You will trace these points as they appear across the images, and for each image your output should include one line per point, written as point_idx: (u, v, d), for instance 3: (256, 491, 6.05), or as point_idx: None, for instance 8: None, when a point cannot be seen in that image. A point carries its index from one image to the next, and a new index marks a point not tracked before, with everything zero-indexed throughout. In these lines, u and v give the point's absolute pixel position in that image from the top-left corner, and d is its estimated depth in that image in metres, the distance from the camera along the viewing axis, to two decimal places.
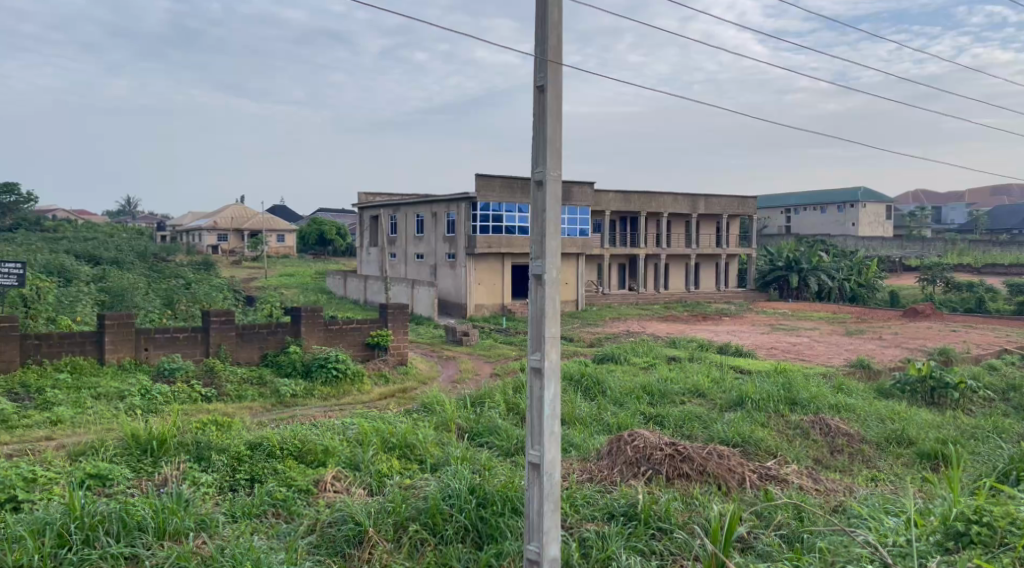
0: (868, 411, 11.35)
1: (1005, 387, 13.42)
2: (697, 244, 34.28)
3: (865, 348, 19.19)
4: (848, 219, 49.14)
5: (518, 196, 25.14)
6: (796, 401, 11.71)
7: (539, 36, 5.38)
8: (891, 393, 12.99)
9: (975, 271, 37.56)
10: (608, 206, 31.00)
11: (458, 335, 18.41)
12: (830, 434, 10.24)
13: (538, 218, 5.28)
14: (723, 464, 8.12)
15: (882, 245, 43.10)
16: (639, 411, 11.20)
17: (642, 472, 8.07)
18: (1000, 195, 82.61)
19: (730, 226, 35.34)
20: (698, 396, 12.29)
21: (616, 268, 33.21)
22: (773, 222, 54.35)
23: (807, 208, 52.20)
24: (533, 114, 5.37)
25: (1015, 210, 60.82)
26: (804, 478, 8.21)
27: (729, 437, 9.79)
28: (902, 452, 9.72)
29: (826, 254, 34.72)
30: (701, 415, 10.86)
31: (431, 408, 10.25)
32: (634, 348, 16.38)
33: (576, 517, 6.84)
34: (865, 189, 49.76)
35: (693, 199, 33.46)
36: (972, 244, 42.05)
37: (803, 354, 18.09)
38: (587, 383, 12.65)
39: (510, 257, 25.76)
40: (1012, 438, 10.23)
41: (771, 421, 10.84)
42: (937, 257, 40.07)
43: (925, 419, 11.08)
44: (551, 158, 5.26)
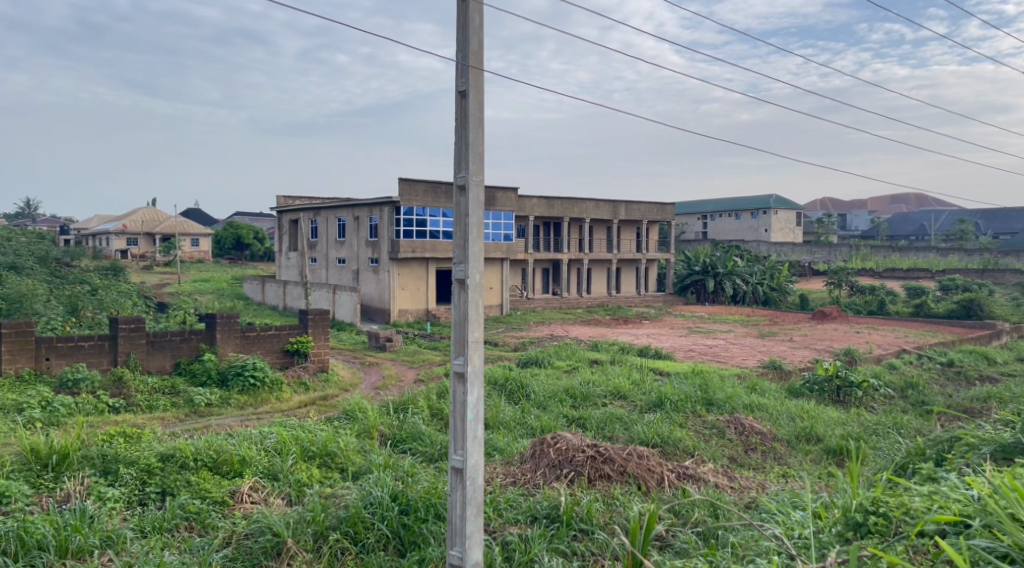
0: (780, 410, 11.82)
1: (904, 384, 14.23)
2: (618, 249, 34.97)
3: (776, 349, 19.98)
4: (761, 226, 50.98)
5: (442, 200, 25.08)
6: (712, 401, 12.09)
7: (459, 40, 5.42)
8: (801, 393, 13.52)
9: (877, 276, 39.60)
10: (531, 211, 31.25)
11: (381, 341, 18.20)
12: (744, 433, 10.61)
13: (462, 221, 5.32)
14: (641, 464, 8.31)
15: (793, 251, 44.90)
16: (562, 414, 11.34)
17: (564, 474, 8.16)
18: (898, 203, 87.49)
19: (649, 231, 36.22)
20: (620, 398, 12.55)
21: (540, 273, 33.46)
22: (690, 228, 55.92)
23: (722, 215, 53.98)
24: (455, 119, 5.41)
25: (912, 217, 64.51)
26: (719, 476, 8.51)
27: (648, 437, 10.03)
28: (811, 449, 10.15)
29: (741, 259, 35.92)
30: (622, 416, 11.08)
31: (353, 415, 10.11)
32: (558, 351, 16.60)
33: (499, 521, 6.91)
34: (776, 196, 51.79)
35: (614, 205, 34.09)
36: (875, 249, 44.22)
37: (719, 355, 18.65)
38: (510, 387, 12.73)
39: (434, 262, 25.63)
40: (909, 432, 10.83)
41: (689, 421, 11.17)
42: (842, 262, 42.06)
43: (832, 416, 11.61)
44: (474, 163, 5.30)
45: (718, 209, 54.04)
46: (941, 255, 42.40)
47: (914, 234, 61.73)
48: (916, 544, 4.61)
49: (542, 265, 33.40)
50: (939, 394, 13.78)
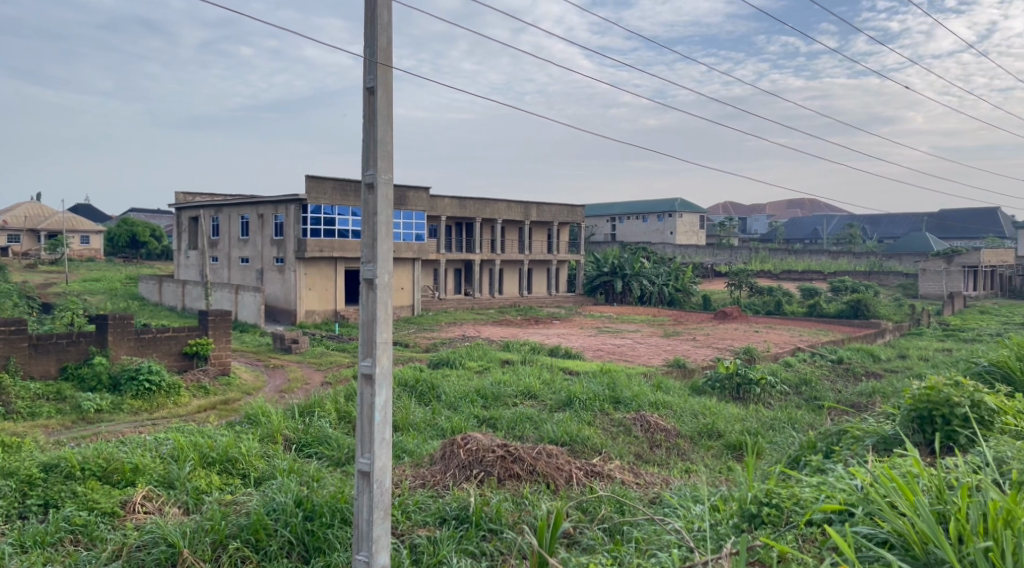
0: (684, 407, 12.18)
1: (799, 381, 14.93)
2: (528, 250, 35.28)
3: (681, 348, 20.59)
4: (666, 228, 52.46)
5: (351, 199, 24.67)
6: (620, 400, 12.34)
7: (368, 35, 5.35)
8: (703, 391, 13.99)
9: (774, 278, 41.40)
10: (443, 210, 31.14)
11: (287, 343, 17.75)
12: (650, 430, 10.89)
13: (370, 220, 5.23)
14: (550, 463, 8.40)
15: (697, 252, 46.43)
16: (473, 414, 11.34)
17: (474, 475, 8.16)
18: (794, 208, 91.83)
19: (560, 233, 36.74)
20: (530, 398, 12.65)
21: (452, 273, 33.34)
22: (598, 230, 56.96)
23: (630, 217, 55.28)
24: (362, 115, 5.32)
25: (807, 222, 67.83)
26: (625, 472, 8.71)
27: (558, 436, 10.15)
28: (713, 444, 10.51)
29: (648, 261, 36.82)
30: (533, 416, 11.17)
31: (256, 419, 9.80)
32: (469, 352, 16.60)
33: (408, 524, 6.88)
34: (682, 199, 53.48)
35: (525, 206, 34.43)
36: (772, 252, 46.19)
37: (627, 354, 19.06)
38: (421, 389, 12.64)
39: (343, 262, 25.19)
40: (803, 427, 11.37)
41: (597, 419, 11.37)
42: (742, 264, 43.78)
43: (732, 413, 12.06)
44: (381, 161, 5.23)
45: (627, 212, 55.31)
46: (831, 257, 44.71)
47: (807, 237, 64.89)
48: (805, 532, 4.84)
49: (454, 266, 33.29)
50: (829, 390, 14.52)
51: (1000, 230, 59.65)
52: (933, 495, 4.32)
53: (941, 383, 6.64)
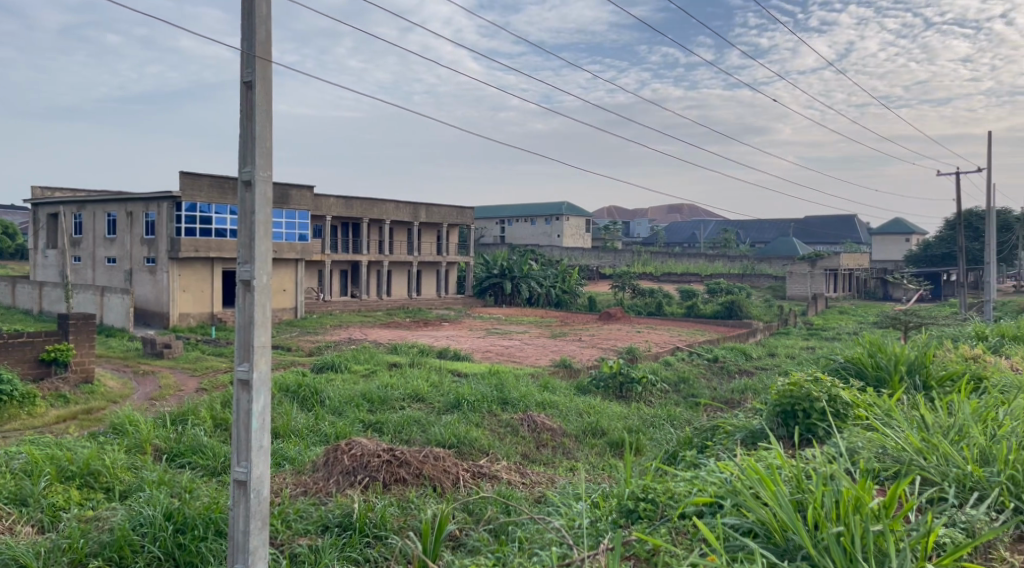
0: (569, 406, 12.41)
1: (677, 379, 15.54)
2: (417, 251, 35.06)
3: (567, 349, 21.00)
4: (554, 231, 53.39)
5: (229, 197, 23.72)
6: (507, 400, 12.44)
7: (245, 28, 5.15)
8: (589, 390, 14.32)
9: (655, 279, 43.05)
10: (328, 210, 30.47)
11: (159, 348, 16.83)
12: (536, 430, 11.03)
13: (247, 218, 5.03)
14: (437, 466, 8.35)
15: (582, 255, 47.53)
16: (358, 419, 11.11)
17: (358, 481, 8.00)
18: (675, 212, 95.67)
19: (450, 235, 36.89)
20: (418, 401, 12.54)
21: (338, 274, 32.59)
22: (488, 232, 57.21)
23: (518, 220, 55.94)
24: (240, 110, 5.11)
25: (687, 226, 70.80)
26: (511, 472, 8.79)
27: (445, 438, 10.12)
28: (596, 443, 10.75)
29: (536, 263, 37.32)
30: (420, 419, 11.09)
31: (122, 429, 9.23)
32: (355, 355, 16.22)
33: (288, 533, 6.68)
34: (568, 203, 54.66)
35: (414, 208, 34.35)
36: (654, 255, 47.81)
37: (514, 355, 19.28)
38: (304, 394, 12.28)
39: (220, 262, 24.14)
40: (681, 422, 11.83)
41: (484, 420, 11.41)
42: (626, 266, 45.18)
43: (615, 411, 12.39)
44: (259, 158, 5.03)
45: (515, 215, 55.98)
46: (708, 260, 46.82)
47: (686, 241, 67.74)
48: (678, 525, 5.02)
49: (340, 267, 32.56)
50: (705, 387, 15.18)
51: (857, 236, 64.41)
52: (793, 485, 4.58)
53: (802, 378, 7.07)
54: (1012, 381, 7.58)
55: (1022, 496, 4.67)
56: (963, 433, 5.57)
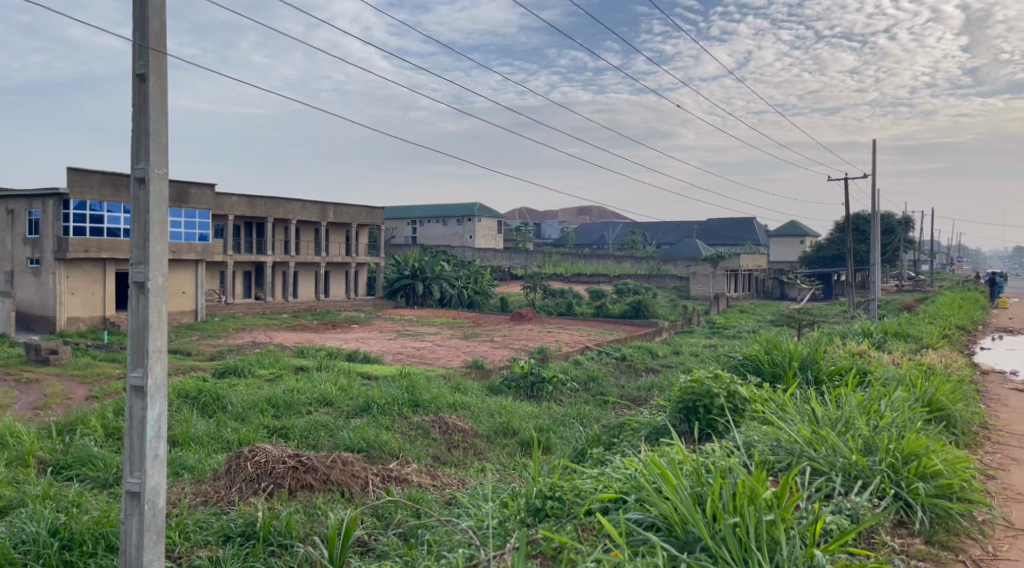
0: (480, 407, 12.43)
1: (587, 378, 15.81)
2: (325, 252, 34.37)
3: (479, 350, 21.03)
4: (465, 232, 53.41)
5: (122, 195, 22.67)
6: (419, 402, 12.33)
7: (137, 18, 4.92)
8: (500, 390, 14.38)
9: (565, 280, 43.67)
10: (231, 210, 29.46)
11: (44, 354, 15.85)
12: (447, 431, 11.00)
13: (140, 217, 4.80)
14: (346, 471, 8.18)
15: (494, 256, 47.70)
16: (263, 425, 10.78)
17: (263, 489, 7.77)
18: (585, 213, 97.39)
19: (359, 235, 36.35)
20: (325, 405, 12.28)
21: (242, 276, 31.57)
22: (399, 233, 56.64)
23: (430, 221, 55.66)
24: (132, 104, 4.88)
25: (597, 228, 72.10)
26: (422, 475, 8.73)
27: (354, 443, 9.95)
28: (508, 443, 10.79)
29: (447, 264, 37.20)
30: (328, 423, 10.87)
31: (2, 441, 8.65)
32: (259, 359, 15.70)
33: (186, 546, 6.43)
34: (480, 204, 54.77)
35: (321, 207, 33.66)
36: (565, 255, 48.47)
37: (425, 357, 19.12)
38: (205, 400, 11.83)
39: (113, 263, 22.98)
40: (590, 420, 12.02)
41: (395, 423, 11.28)
42: (537, 267, 45.62)
43: (526, 410, 12.50)
44: (154, 154, 4.81)
45: (427, 216, 55.68)
46: (617, 261, 47.83)
47: (596, 243, 69.00)
48: (584, 522, 5.08)
49: (244, 268, 31.56)
50: (614, 385, 15.49)
51: (756, 237, 67.13)
52: (693, 478, 4.71)
53: (704, 375, 7.31)
54: (894, 374, 8.07)
55: (900, 482, 4.99)
56: (849, 425, 5.91)
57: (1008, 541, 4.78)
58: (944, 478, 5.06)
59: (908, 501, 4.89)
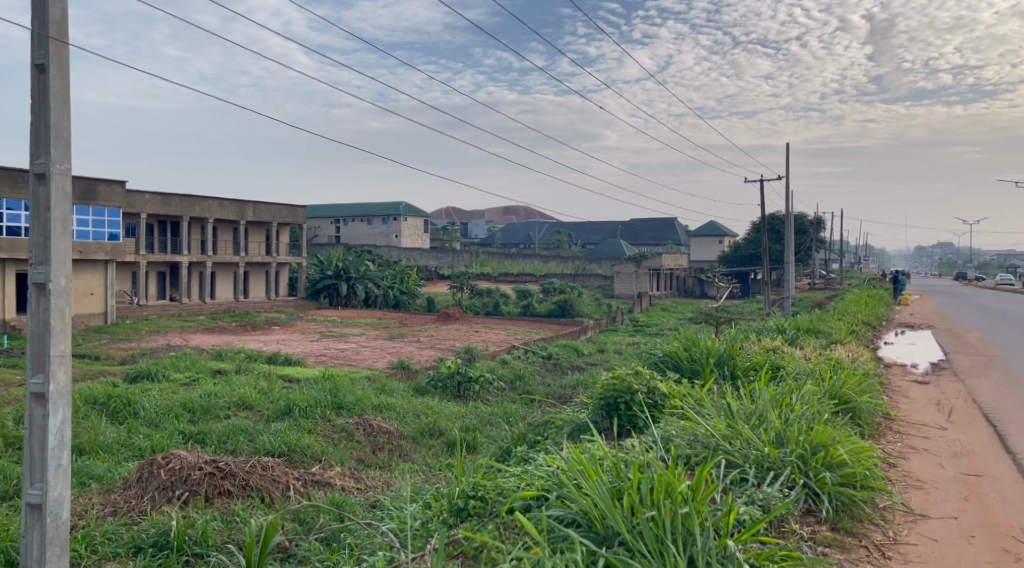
0: (406, 408, 12.32)
1: (513, 377, 15.87)
2: (244, 252, 33.46)
3: (405, 350, 20.84)
4: (391, 231, 52.92)
5: (24, 192, 21.62)
6: (342, 405, 12.13)
7: (36, 5, 4.67)
8: (426, 391, 14.30)
9: (493, 279, 43.78)
10: (143, 208, 28.35)
11: None
12: (372, 433, 10.86)
13: (41, 214, 4.55)
14: (266, 476, 7.98)
15: (420, 256, 47.36)
16: (177, 431, 10.40)
17: (177, 496, 7.50)
18: (512, 213, 97.91)
19: (280, 235, 35.56)
20: (244, 409, 11.95)
21: (156, 276, 30.42)
22: (321, 232, 55.59)
23: (354, 220, 54.87)
24: (30, 94, 4.62)
25: (524, 227, 72.53)
26: (345, 478, 8.60)
27: (274, 447, 9.71)
28: (433, 443, 10.72)
29: (372, 263, 36.73)
30: (247, 427, 10.58)
31: None
32: (174, 363, 15.16)
33: (93, 559, 6.15)
34: (405, 203, 54.29)
35: (240, 206, 32.75)
36: (491, 255, 48.54)
37: (349, 358, 18.82)
38: (115, 406, 11.34)
39: (14, 264, 21.81)
40: (516, 419, 12.07)
41: (317, 426, 11.07)
42: (464, 267, 45.56)
43: (452, 410, 12.46)
44: (56, 149, 4.58)
45: (350, 215, 54.88)
46: (543, 261, 48.23)
47: (522, 242, 69.42)
48: (505, 521, 5.09)
49: (158, 268, 30.42)
50: (540, 384, 15.61)
51: (677, 237, 68.79)
52: (613, 474, 4.78)
53: (625, 372, 7.44)
54: (804, 369, 8.40)
55: (809, 473, 5.20)
56: (762, 418, 6.11)
57: (907, 525, 5.04)
58: (849, 467, 5.31)
59: (815, 490, 5.11)
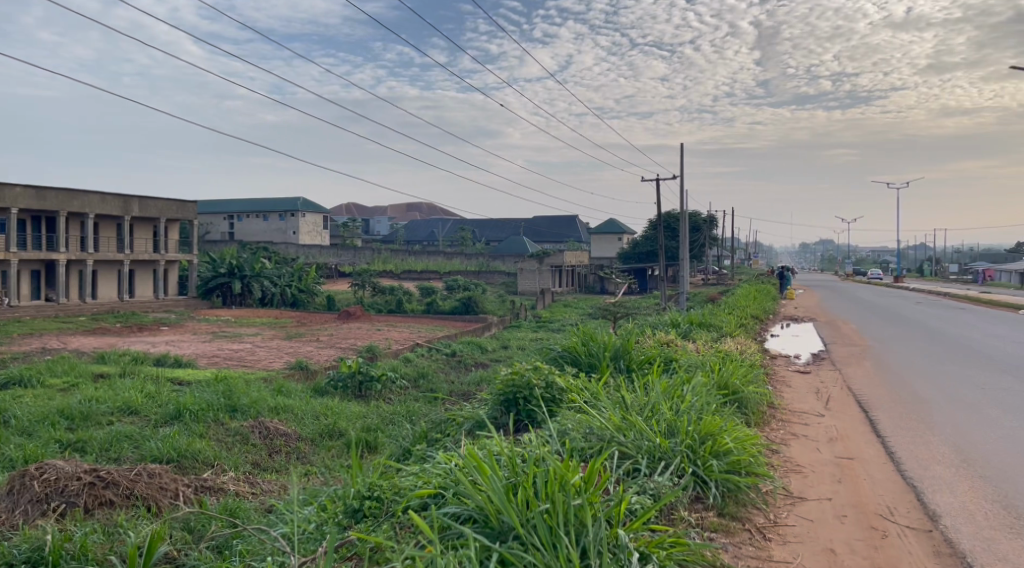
0: (305, 409, 11.99)
1: (416, 375, 15.73)
2: (129, 249, 31.79)
3: (303, 350, 20.30)
4: (288, 228, 51.53)
5: None
6: (237, 407, 11.70)
7: None
8: (326, 391, 13.99)
9: (395, 277, 43.31)
10: (13, 203, 26.50)
11: None
12: (268, 436, 10.53)
13: None
14: (152, 484, 7.60)
15: (320, 253, 46.29)
16: (54, 439, 9.76)
17: (53, 509, 7.03)
18: (414, 210, 97.18)
19: (168, 231, 34.02)
20: (129, 414, 11.35)
21: (30, 275, 28.51)
22: (215, 228, 53.58)
23: (249, 216, 53.06)
24: None
25: (427, 223, 72.10)
26: (239, 484, 8.31)
27: (163, 454, 9.25)
28: (334, 445, 10.49)
29: (269, 261, 35.60)
30: (132, 433, 10.05)
31: None
32: (50, 367, 14.23)
33: None
34: (303, 199, 52.93)
35: (125, 201, 31.10)
36: (394, 252, 47.93)
37: (243, 359, 18.19)
38: None
39: None
40: (418, 417, 11.96)
41: (210, 430, 10.64)
42: (365, 264, 44.84)
43: (353, 410, 12.23)
44: None
45: (245, 210, 53.06)
46: (446, 258, 48.04)
47: (426, 239, 69.02)
48: (401, 521, 5.03)
49: (32, 267, 28.51)
50: (443, 381, 15.55)
51: (579, 235, 69.98)
52: (508, 470, 4.79)
53: (524, 367, 7.50)
54: (696, 361, 8.70)
55: (697, 461, 5.38)
56: (655, 410, 6.28)
57: (787, 508, 5.29)
58: (734, 455, 5.53)
59: (703, 478, 5.29)
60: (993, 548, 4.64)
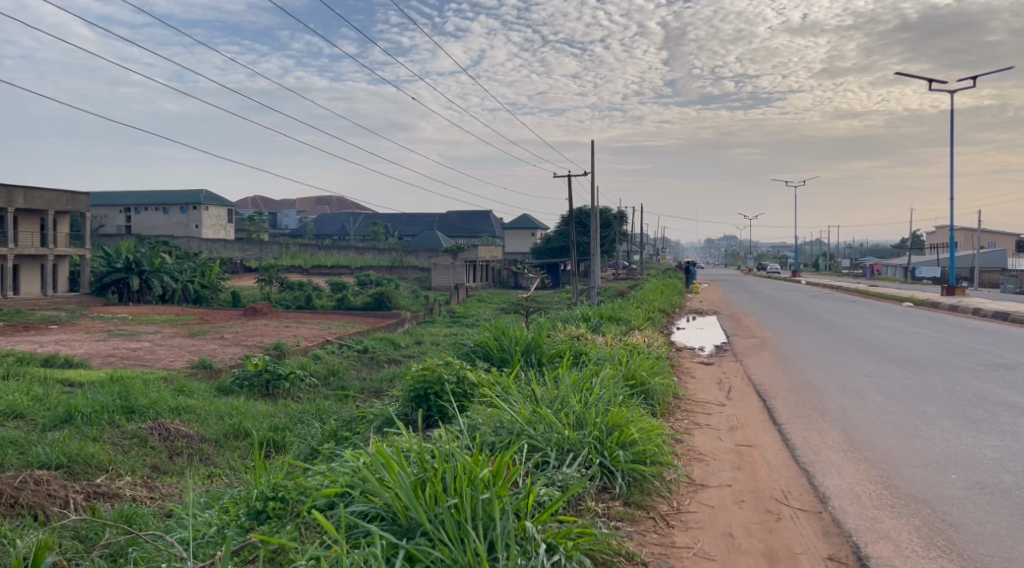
0: (208, 410, 11.56)
1: (326, 372, 15.43)
2: (14, 243, 29.89)
3: (206, 348, 19.57)
4: (190, 221, 49.68)
5: None
6: (134, 409, 11.17)
7: None
8: (230, 390, 13.50)
9: (303, 272, 42.39)
10: None
11: None
12: (168, 438, 10.10)
13: None
14: (39, 492, 7.16)
15: (224, 248, 44.73)
16: None
17: None
18: (323, 204, 95.14)
19: (57, 224, 32.17)
20: (13, 418, 10.65)
21: None
22: (109, 222, 51.03)
23: (147, 208, 50.74)
24: None
25: (337, 218, 70.74)
26: (136, 488, 7.92)
27: (51, 459, 8.71)
28: (238, 445, 10.15)
29: (169, 256, 34.12)
30: (17, 439, 9.43)
31: None
32: None
33: None
34: (206, 192, 51.02)
35: (8, 192, 29.26)
36: (302, 247, 46.73)
37: (141, 359, 17.34)
38: None
39: None
40: (327, 415, 11.71)
41: (104, 433, 10.11)
42: (272, 259, 43.59)
43: (260, 410, 11.87)
44: None
45: (143, 203, 50.77)
46: (357, 253, 47.26)
47: (336, 234, 67.71)
48: (306, 521, 4.90)
49: None
50: (354, 378, 15.29)
51: (492, 230, 70.18)
52: (416, 466, 4.73)
53: (434, 362, 7.45)
54: (604, 354, 8.85)
55: (604, 452, 5.48)
56: (564, 402, 6.35)
57: (689, 495, 5.45)
58: (640, 445, 5.66)
59: (609, 468, 5.40)
60: (877, 526, 4.92)
